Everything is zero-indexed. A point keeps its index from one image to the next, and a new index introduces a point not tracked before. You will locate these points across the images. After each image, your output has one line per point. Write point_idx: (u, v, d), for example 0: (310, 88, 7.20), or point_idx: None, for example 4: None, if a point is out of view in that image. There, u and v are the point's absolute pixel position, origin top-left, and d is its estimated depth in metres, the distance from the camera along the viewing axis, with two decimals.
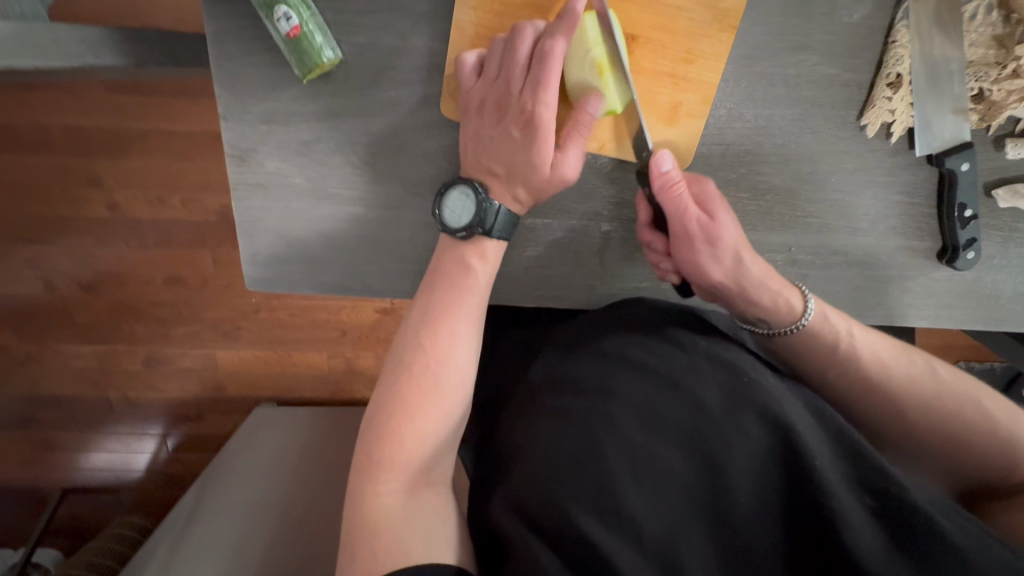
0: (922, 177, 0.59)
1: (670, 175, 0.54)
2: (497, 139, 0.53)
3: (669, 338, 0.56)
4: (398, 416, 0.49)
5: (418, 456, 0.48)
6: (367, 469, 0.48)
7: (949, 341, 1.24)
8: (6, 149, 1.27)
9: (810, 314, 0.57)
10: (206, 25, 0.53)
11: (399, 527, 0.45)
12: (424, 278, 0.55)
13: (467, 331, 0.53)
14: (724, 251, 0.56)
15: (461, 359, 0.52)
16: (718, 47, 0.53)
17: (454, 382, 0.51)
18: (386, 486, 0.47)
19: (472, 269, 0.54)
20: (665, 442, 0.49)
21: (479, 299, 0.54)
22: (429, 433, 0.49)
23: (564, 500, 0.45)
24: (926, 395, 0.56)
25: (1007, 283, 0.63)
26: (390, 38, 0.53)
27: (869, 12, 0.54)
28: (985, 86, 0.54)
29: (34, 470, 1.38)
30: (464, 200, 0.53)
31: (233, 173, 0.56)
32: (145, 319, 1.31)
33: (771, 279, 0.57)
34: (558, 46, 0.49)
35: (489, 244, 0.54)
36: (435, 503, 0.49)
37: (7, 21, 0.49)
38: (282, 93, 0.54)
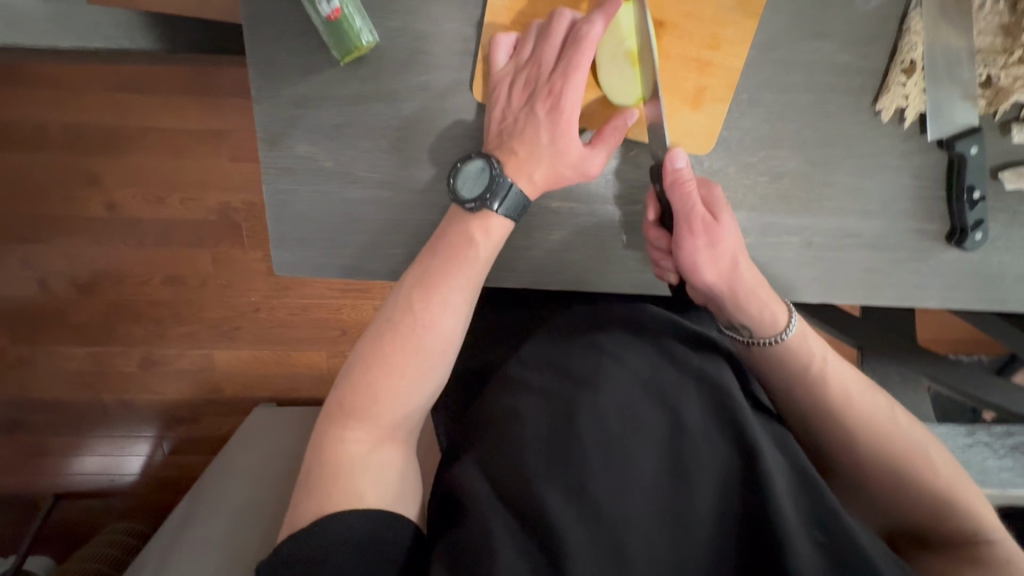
0: (932, 160, 0.62)
1: (683, 173, 0.55)
2: (521, 118, 0.54)
3: (659, 340, 0.55)
4: (375, 372, 0.50)
5: (391, 412, 0.50)
6: (338, 417, 0.50)
7: (939, 336, 1.27)
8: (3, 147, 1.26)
9: (790, 330, 0.57)
10: (243, 9, 0.53)
11: (359, 475, 0.47)
12: (427, 245, 0.56)
13: (456, 303, 0.53)
14: (720, 254, 0.56)
15: (445, 328, 0.53)
16: (742, 34, 0.55)
17: (435, 349, 0.52)
18: (353, 435, 0.49)
19: (475, 243, 0.54)
20: (642, 443, 0.47)
21: (477, 274, 0.55)
22: (405, 393, 0.51)
23: (526, 469, 0.46)
24: (888, 438, 0.55)
25: (1011, 264, 0.65)
26: (424, 23, 0.54)
27: (883, 1, 0.56)
28: (994, 72, 0.57)
29: (24, 474, 1.35)
30: (478, 173, 0.55)
31: (264, 156, 0.57)
32: (143, 319, 1.30)
33: (763, 291, 0.57)
34: (596, 32, 0.51)
35: (495, 220, 0.54)
36: (399, 460, 0.51)
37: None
38: (316, 76, 0.55)
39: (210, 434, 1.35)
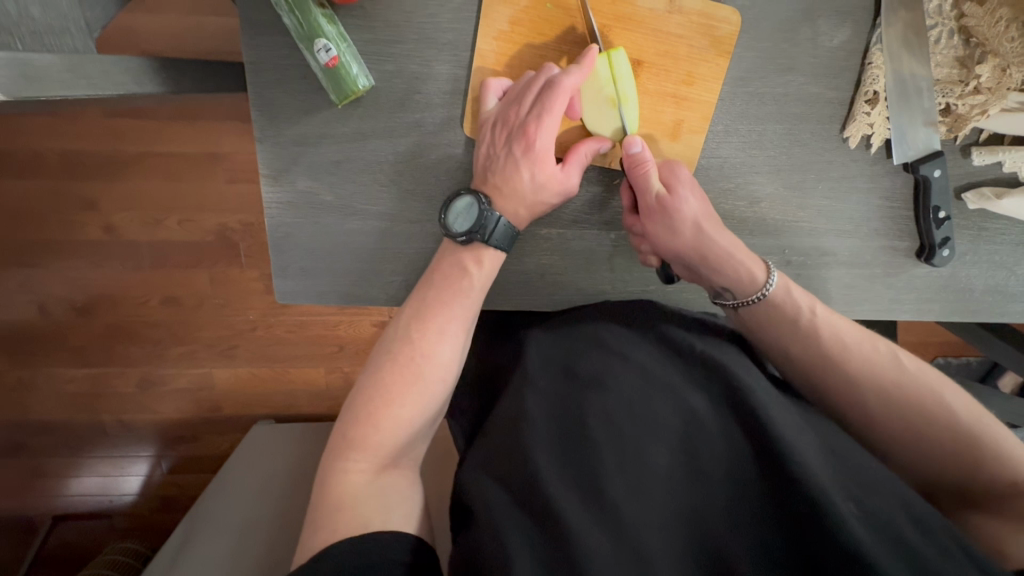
0: (900, 183, 0.65)
1: (639, 156, 0.57)
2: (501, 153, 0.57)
3: (660, 339, 0.59)
4: (378, 401, 0.52)
5: (391, 440, 0.51)
6: (340, 448, 0.51)
7: (921, 338, 1.31)
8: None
9: (771, 284, 0.60)
10: (243, 55, 0.56)
11: (363, 503, 0.48)
12: (421, 280, 0.59)
13: (454, 332, 0.56)
14: (684, 222, 0.59)
15: (443, 357, 0.55)
16: (715, 70, 0.59)
17: (434, 377, 0.54)
18: (354, 465, 0.50)
19: (470, 274, 0.57)
20: (653, 436, 0.50)
21: (472, 304, 0.57)
22: (404, 420, 0.52)
23: (542, 473, 0.49)
24: (889, 380, 0.56)
25: (978, 278, 0.69)
26: (416, 65, 0.57)
27: (847, 37, 0.60)
28: (951, 102, 0.61)
29: (23, 497, 1.37)
30: (468, 208, 0.57)
31: (266, 191, 0.60)
32: (142, 340, 1.32)
33: (737, 254, 0.60)
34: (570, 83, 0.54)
35: (486, 252, 0.57)
36: (402, 484, 0.52)
37: (55, 52, 0.50)
38: (315, 117, 0.58)
39: (207, 453, 1.38)
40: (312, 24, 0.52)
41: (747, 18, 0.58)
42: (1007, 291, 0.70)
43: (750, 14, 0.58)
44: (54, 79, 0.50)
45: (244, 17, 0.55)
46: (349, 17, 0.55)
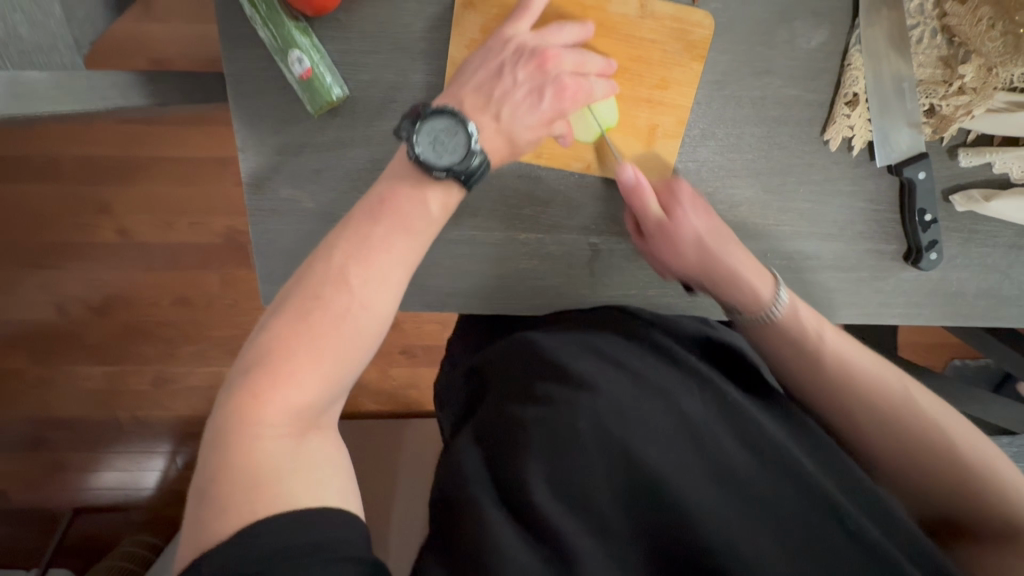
0: (884, 185, 0.64)
1: (635, 183, 0.58)
2: (480, 96, 0.53)
3: (653, 346, 0.59)
4: (298, 355, 0.40)
5: (314, 398, 0.40)
6: (242, 407, 0.38)
7: (932, 339, 1.28)
8: (16, 179, 1.31)
9: (779, 304, 0.58)
10: (224, 67, 0.58)
11: (284, 475, 0.37)
12: (354, 211, 0.47)
13: (396, 275, 0.45)
14: (689, 242, 0.60)
15: (384, 305, 0.44)
16: (690, 75, 0.59)
17: (371, 328, 0.43)
18: (266, 432, 0.38)
19: (430, 213, 0.49)
20: (645, 440, 0.49)
21: (419, 243, 0.48)
22: (333, 375, 0.41)
23: (529, 474, 0.46)
24: (889, 406, 0.53)
25: (970, 281, 0.67)
26: (391, 74, 0.58)
27: (825, 39, 0.59)
28: (935, 102, 0.59)
29: (45, 490, 1.42)
30: (446, 131, 0.50)
31: (249, 199, 0.61)
32: (155, 339, 1.35)
33: (741, 272, 0.59)
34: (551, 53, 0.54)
35: (455, 191, 0.50)
36: (328, 452, 0.40)
37: (46, 69, 0.53)
38: (295, 127, 0.59)
39: None
40: (286, 37, 0.54)
41: (721, 22, 0.58)
42: (1002, 294, 0.68)
43: (724, 18, 0.58)
44: (40, 97, 0.52)
45: (223, 30, 0.56)
46: (324, 29, 0.56)
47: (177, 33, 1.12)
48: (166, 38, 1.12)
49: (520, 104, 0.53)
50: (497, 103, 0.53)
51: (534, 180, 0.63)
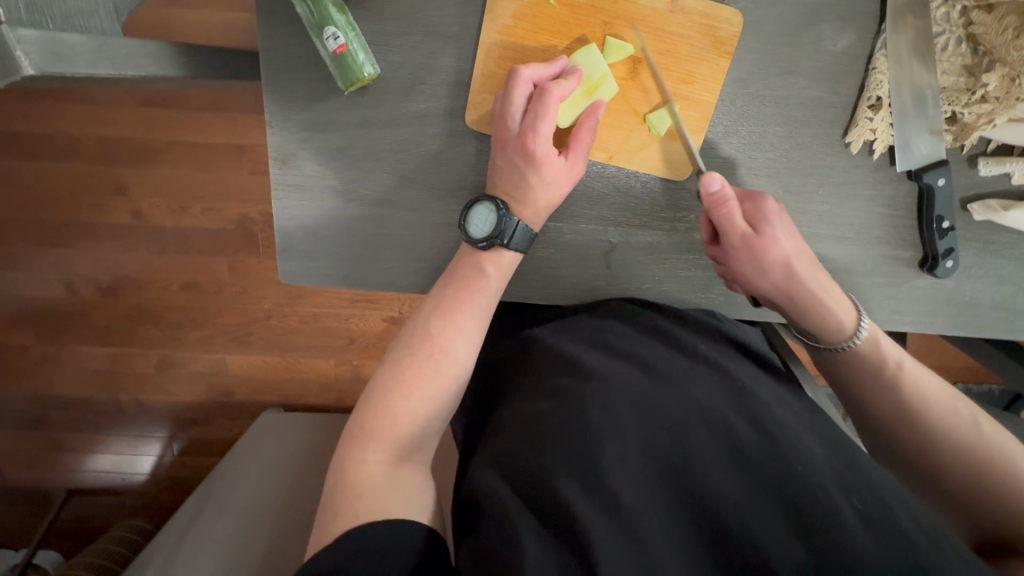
0: (903, 191, 0.64)
1: (717, 195, 0.56)
2: (514, 194, 0.58)
3: (667, 337, 0.60)
4: (394, 394, 0.52)
5: (408, 432, 0.51)
6: (357, 439, 0.50)
7: (937, 362, 1.28)
8: (23, 153, 1.27)
9: (861, 336, 0.60)
10: (259, 42, 0.59)
11: (381, 492, 0.47)
12: (440, 278, 0.60)
13: (472, 328, 0.56)
14: (774, 263, 0.59)
15: (461, 352, 0.55)
16: (716, 71, 0.60)
17: (451, 373, 0.54)
18: (373, 456, 0.49)
19: (486, 274, 0.58)
20: (654, 428, 0.50)
21: (488, 302, 0.58)
22: (420, 412, 0.52)
23: (544, 465, 0.47)
24: (953, 427, 0.56)
25: (984, 292, 0.68)
26: (422, 57, 0.59)
27: (851, 42, 0.60)
28: (958, 110, 0.60)
29: (42, 470, 1.44)
30: (487, 214, 0.58)
31: (273, 172, 0.62)
32: (161, 323, 1.35)
33: (827, 297, 0.60)
34: (551, 86, 0.55)
35: (506, 254, 0.58)
36: (418, 478, 0.51)
37: (85, 32, 0.53)
38: (324, 103, 0.60)
39: (218, 436, 1.43)
40: (322, 13, 0.55)
41: (749, 20, 0.59)
42: (1015, 308, 0.68)
43: (753, 17, 0.59)
44: (79, 57, 0.52)
45: (259, 6, 0.57)
46: (359, 9, 0.58)
47: (202, 18, 1.13)
48: (193, 23, 1.13)
49: (548, 182, 0.58)
50: (514, 152, 0.57)
51: None
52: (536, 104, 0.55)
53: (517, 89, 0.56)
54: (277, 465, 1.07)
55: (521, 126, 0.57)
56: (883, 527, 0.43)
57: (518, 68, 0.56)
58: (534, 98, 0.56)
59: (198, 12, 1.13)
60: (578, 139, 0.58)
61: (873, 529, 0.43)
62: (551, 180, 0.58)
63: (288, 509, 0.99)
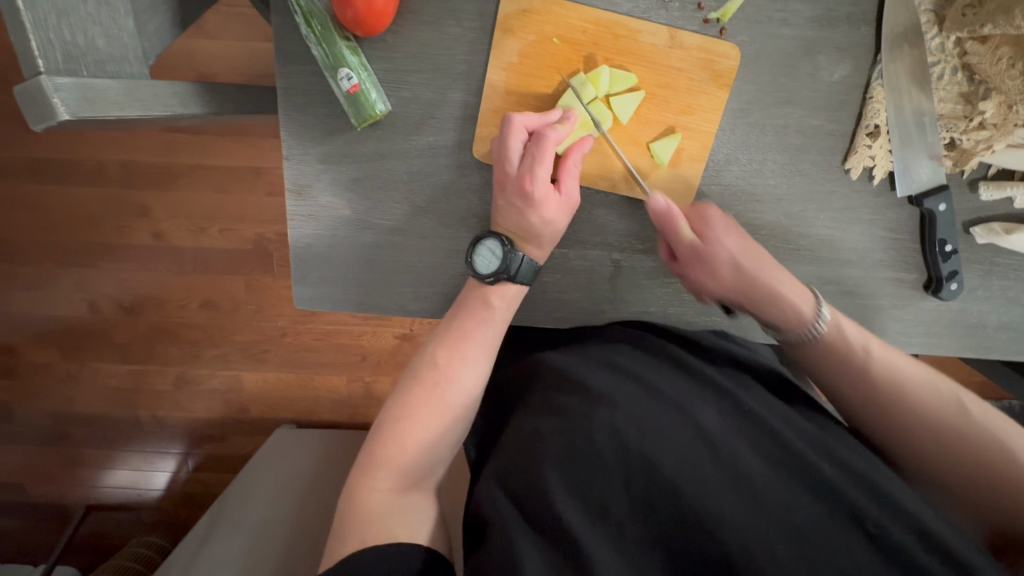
0: (905, 216, 0.65)
1: (664, 208, 0.61)
2: (517, 232, 0.60)
3: (675, 361, 0.61)
4: (402, 423, 0.53)
5: (415, 460, 0.52)
6: (366, 466, 0.52)
7: (952, 380, 1.27)
8: (49, 179, 1.32)
9: (822, 322, 0.60)
10: (277, 82, 0.62)
11: (387, 518, 0.48)
12: (449, 309, 0.62)
13: (477, 359, 0.58)
14: (724, 265, 0.62)
15: (467, 382, 0.57)
16: (715, 103, 0.62)
17: (457, 402, 0.56)
18: (381, 484, 0.50)
19: (491, 306, 0.60)
20: (659, 449, 0.50)
21: (494, 333, 0.60)
22: (427, 441, 0.53)
23: (548, 482, 0.48)
24: (890, 373, 0.57)
25: (990, 313, 0.68)
26: (430, 93, 0.62)
27: (847, 72, 0.62)
28: (956, 136, 0.61)
29: (64, 485, 1.48)
30: (492, 251, 0.60)
31: (290, 204, 0.65)
32: (178, 341, 1.39)
33: (782, 290, 0.62)
34: (546, 133, 0.58)
35: (511, 288, 0.60)
36: (424, 506, 0.52)
37: (116, 77, 0.56)
38: (337, 138, 0.63)
39: (232, 453, 1.45)
40: (336, 54, 0.57)
41: (747, 53, 0.61)
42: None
43: (750, 51, 0.61)
44: (110, 100, 0.55)
45: (277, 48, 0.61)
46: (371, 49, 0.60)
47: (219, 48, 1.18)
48: (210, 53, 1.19)
49: (548, 220, 0.60)
50: (511, 195, 0.60)
51: None
52: (538, 151, 0.58)
53: (517, 136, 0.58)
54: (289, 483, 1.09)
55: (519, 170, 0.59)
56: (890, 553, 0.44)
57: (511, 115, 0.58)
58: (535, 145, 0.58)
59: (215, 41, 1.18)
60: (572, 180, 0.60)
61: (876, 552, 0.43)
62: (552, 218, 0.60)
63: (299, 526, 1.00)
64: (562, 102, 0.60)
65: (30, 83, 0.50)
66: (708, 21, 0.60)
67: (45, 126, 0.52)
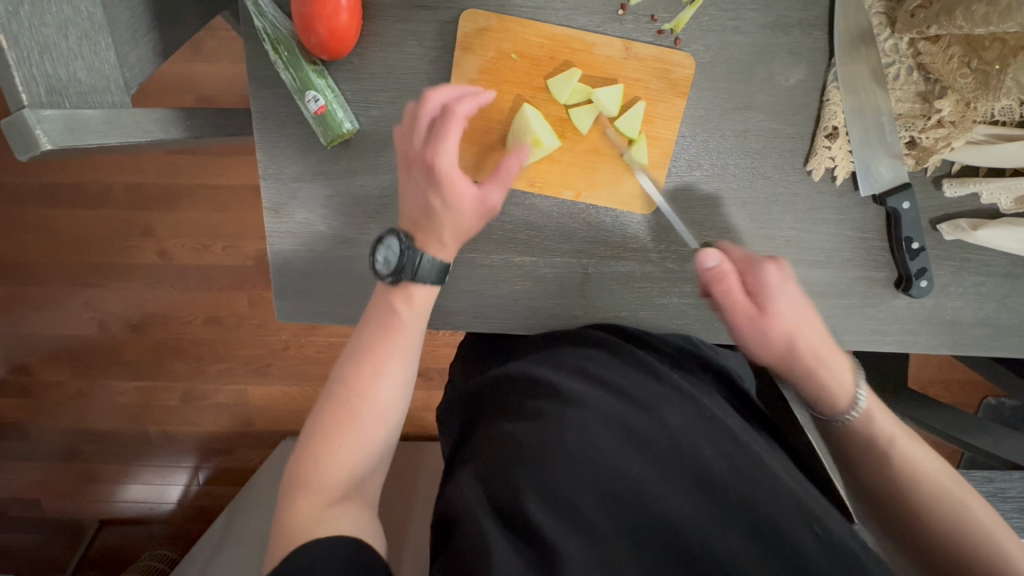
0: (871, 215, 0.66)
1: (715, 269, 0.58)
2: (419, 225, 0.58)
3: (639, 359, 0.62)
4: (317, 443, 0.51)
5: (338, 475, 0.50)
6: (288, 490, 0.49)
7: (959, 377, 1.25)
8: (58, 203, 1.37)
9: (859, 407, 0.57)
10: (252, 106, 0.64)
11: (316, 530, 0.46)
12: (364, 314, 0.59)
13: (393, 368, 0.54)
14: (773, 339, 0.58)
15: (385, 394, 0.53)
16: (673, 110, 0.63)
17: (374, 415, 0.53)
18: (303, 501, 0.48)
19: (403, 310, 0.57)
20: (626, 450, 0.52)
21: (408, 338, 0.56)
22: (349, 457, 0.51)
23: (521, 484, 0.49)
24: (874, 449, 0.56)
25: (965, 309, 0.67)
26: (397, 110, 0.64)
27: (803, 76, 0.63)
28: (915, 135, 0.62)
29: (76, 501, 1.52)
30: (391, 249, 0.56)
31: (269, 222, 0.67)
32: (185, 356, 1.42)
33: (824, 370, 0.58)
34: (460, 108, 0.55)
35: (416, 291, 0.57)
36: (359, 516, 0.49)
37: (97, 107, 0.59)
38: (311, 156, 0.65)
39: (240, 465, 1.48)
40: (303, 78, 0.60)
41: (703, 61, 0.62)
42: (1000, 325, 0.68)
43: (706, 58, 0.62)
44: (91, 130, 0.57)
45: (250, 74, 0.63)
46: (338, 71, 0.63)
47: (217, 71, 1.23)
48: (207, 76, 1.23)
49: (456, 209, 0.57)
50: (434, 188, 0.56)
51: (527, 207, 0.67)
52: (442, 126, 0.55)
53: (427, 112, 0.56)
54: None
55: (421, 147, 0.57)
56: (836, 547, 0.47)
57: (430, 96, 0.56)
58: (439, 121, 0.56)
59: (212, 65, 1.23)
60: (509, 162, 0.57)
61: (822, 550, 0.46)
62: (461, 211, 0.57)
63: None
64: (520, 117, 0.62)
65: (14, 116, 0.52)
66: (662, 31, 0.61)
67: (28, 157, 0.54)
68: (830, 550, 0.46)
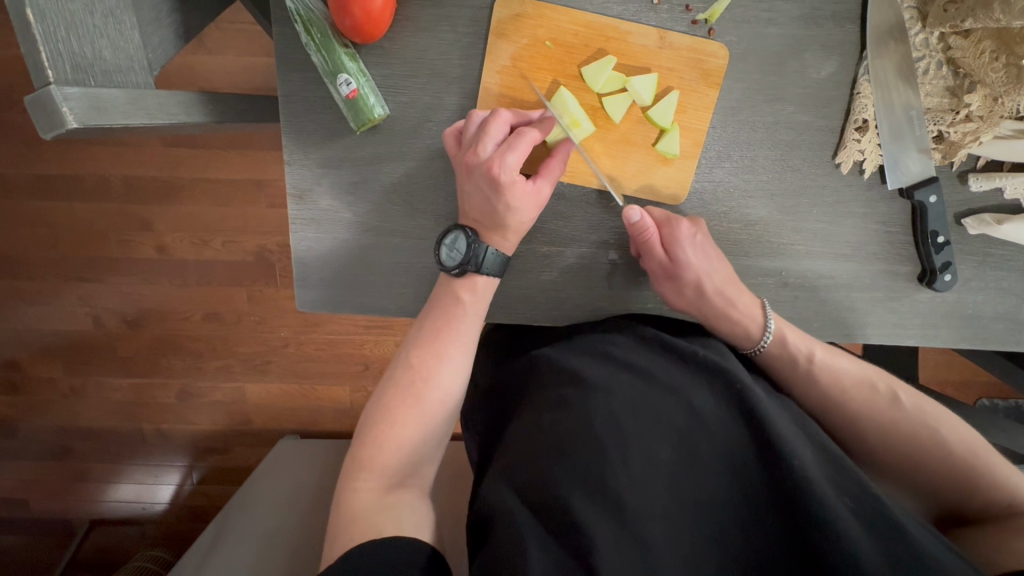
0: (897, 208, 0.66)
1: (641, 223, 0.61)
2: (484, 220, 0.60)
3: (667, 344, 0.61)
4: (381, 424, 0.54)
5: (398, 460, 0.53)
6: (351, 471, 0.53)
7: (957, 378, 1.27)
8: (53, 195, 1.33)
9: (767, 339, 0.63)
10: (279, 89, 0.63)
11: (373, 517, 0.49)
12: (424, 307, 0.62)
13: (454, 356, 0.58)
14: (687, 284, 0.63)
15: (445, 380, 0.57)
16: (705, 101, 0.63)
17: (435, 400, 0.56)
18: (364, 484, 0.51)
19: (464, 302, 0.60)
20: (655, 435, 0.51)
21: (469, 327, 0.60)
22: (408, 440, 0.54)
23: (551, 471, 0.48)
24: (861, 401, 0.60)
25: (986, 304, 0.68)
26: (428, 97, 0.63)
27: (834, 69, 0.63)
28: (944, 129, 0.62)
29: (67, 501, 1.48)
30: (458, 242, 0.60)
31: (291, 208, 0.66)
32: (182, 353, 1.40)
33: (732, 309, 0.63)
34: (530, 134, 0.58)
35: (479, 280, 0.60)
36: (413, 502, 0.52)
37: (122, 87, 0.58)
38: (338, 142, 0.64)
39: (236, 464, 1.46)
40: (335, 61, 0.59)
41: (735, 53, 0.62)
42: (1019, 320, 0.69)
43: (739, 49, 0.62)
44: (116, 109, 0.56)
45: (279, 57, 0.62)
46: (369, 56, 0.62)
47: (223, 63, 1.21)
48: (213, 68, 1.21)
49: (516, 209, 0.59)
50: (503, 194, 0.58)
51: (555, 196, 0.66)
52: (511, 138, 0.58)
53: (496, 125, 0.58)
54: (292, 493, 1.09)
55: (489, 156, 0.58)
56: (880, 530, 0.45)
57: (498, 112, 0.59)
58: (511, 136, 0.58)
59: (218, 57, 1.21)
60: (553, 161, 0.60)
61: (866, 532, 0.45)
62: (522, 209, 0.59)
63: (301, 530, 1.02)
64: (552, 102, 0.62)
65: (40, 92, 0.51)
66: (697, 22, 0.61)
67: (54, 134, 0.53)
68: (872, 532, 0.45)
